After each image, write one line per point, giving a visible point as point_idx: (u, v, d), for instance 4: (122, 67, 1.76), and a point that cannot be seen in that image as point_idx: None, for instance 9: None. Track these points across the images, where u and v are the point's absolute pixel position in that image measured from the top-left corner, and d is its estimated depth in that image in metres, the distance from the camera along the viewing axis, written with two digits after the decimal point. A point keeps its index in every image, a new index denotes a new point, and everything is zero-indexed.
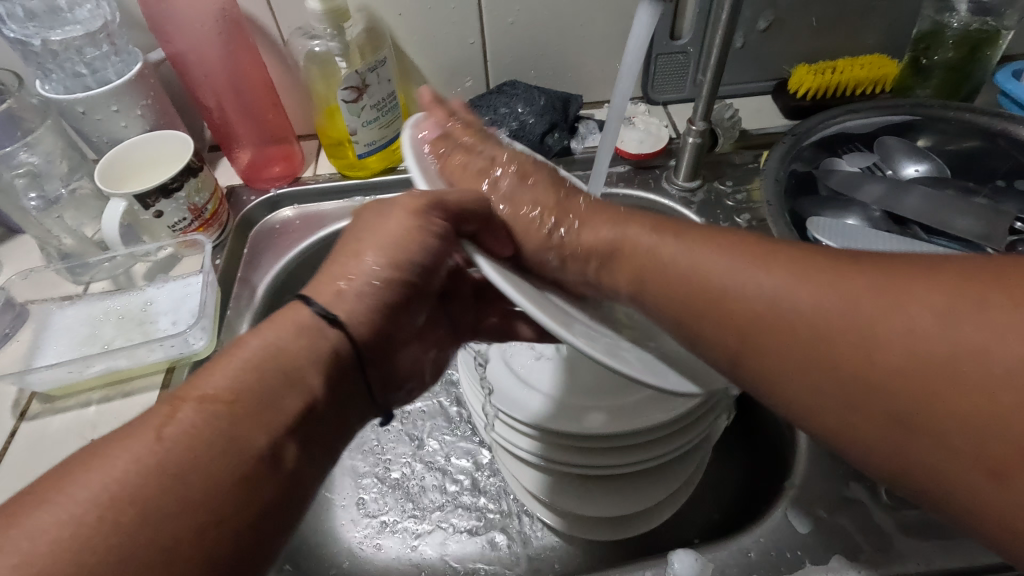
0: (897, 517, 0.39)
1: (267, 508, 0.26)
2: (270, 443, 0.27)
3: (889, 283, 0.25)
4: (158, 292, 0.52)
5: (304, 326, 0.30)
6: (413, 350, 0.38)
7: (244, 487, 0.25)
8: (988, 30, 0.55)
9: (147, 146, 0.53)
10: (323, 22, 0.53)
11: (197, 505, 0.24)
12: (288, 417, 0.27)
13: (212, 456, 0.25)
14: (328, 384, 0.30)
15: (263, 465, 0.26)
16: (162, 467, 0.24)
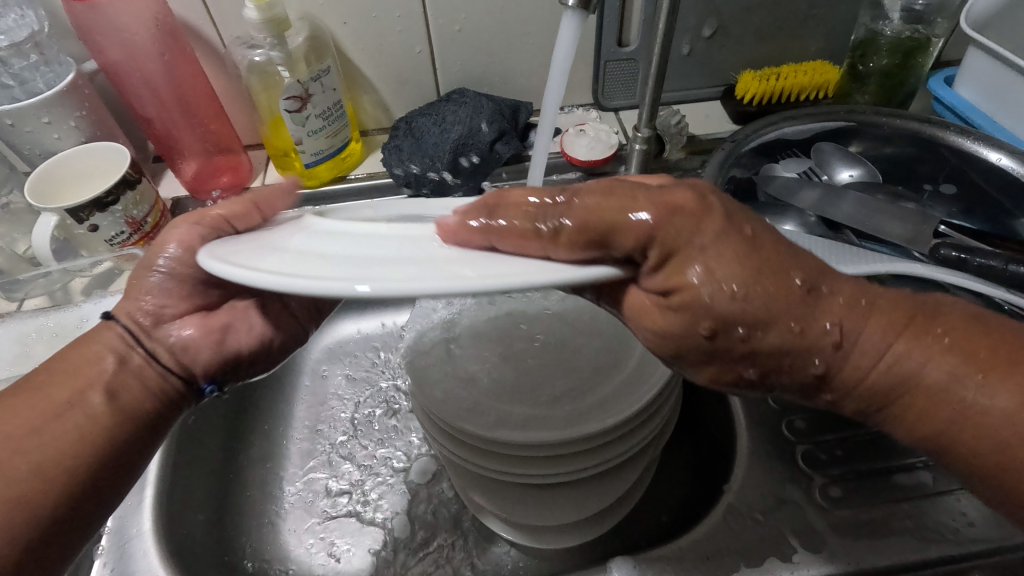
0: (830, 517, 0.39)
1: (104, 443, 0.33)
2: (72, 393, 0.33)
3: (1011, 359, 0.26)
4: (94, 308, 0.51)
5: (110, 335, 0.36)
6: (195, 318, 0.38)
7: (54, 419, 0.32)
8: (920, 38, 0.56)
9: (82, 159, 0.52)
10: (262, 32, 0.52)
11: (67, 428, 0.32)
12: (109, 378, 0.34)
13: (62, 412, 0.32)
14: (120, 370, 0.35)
15: (76, 403, 0.33)
16: (77, 438, 0.32)
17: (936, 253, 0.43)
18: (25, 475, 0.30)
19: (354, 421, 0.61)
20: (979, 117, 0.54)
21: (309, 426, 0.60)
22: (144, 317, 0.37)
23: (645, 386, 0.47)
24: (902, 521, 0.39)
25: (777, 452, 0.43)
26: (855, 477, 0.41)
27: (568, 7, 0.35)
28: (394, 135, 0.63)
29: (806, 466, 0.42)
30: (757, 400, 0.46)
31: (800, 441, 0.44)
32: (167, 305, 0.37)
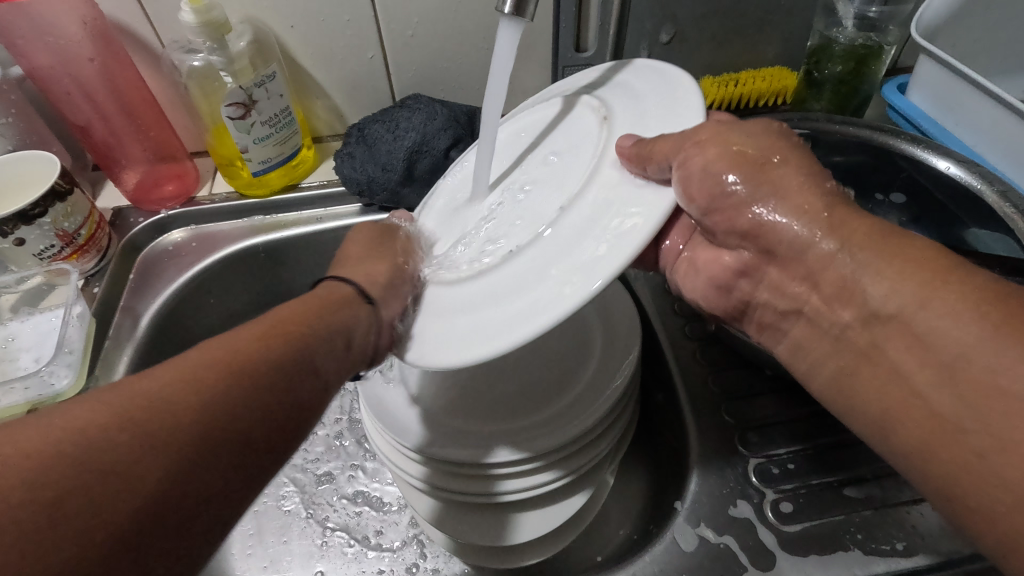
0: (780, 534, 0.39)
1: (269, 414, 0.28)
2: (310, 356, 0.32)
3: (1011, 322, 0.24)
4: (22, 326, 0.48)
5: None
6: None
7: (287, 370, 0.30)
8: (872, 46, 0.56)
9: (6, 169, 0.49)
10: (200, 35, 0.50)
11: (256, 375, 0.28)
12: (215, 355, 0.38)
13: (289, 361, 0.30)
14: None
15: (303, 369, 0.31)
16: (237, 372, 0.28)
17: None
18: (187, 419, 0.25)
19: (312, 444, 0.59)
20: (929, 124, 0.54)
21: None
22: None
23: (599, 400, 0.46)
24: (852, 536, 0.38)
25: (730, 466, 0.42)
26: (808, 491, 0.41)
27: (504, 13, 0.33)
28: (347, 141, 0.61)
29: (758, 480, 0.41)
30: (711, 413, 0.45)
31: (753, 454, 0.43)
32: None
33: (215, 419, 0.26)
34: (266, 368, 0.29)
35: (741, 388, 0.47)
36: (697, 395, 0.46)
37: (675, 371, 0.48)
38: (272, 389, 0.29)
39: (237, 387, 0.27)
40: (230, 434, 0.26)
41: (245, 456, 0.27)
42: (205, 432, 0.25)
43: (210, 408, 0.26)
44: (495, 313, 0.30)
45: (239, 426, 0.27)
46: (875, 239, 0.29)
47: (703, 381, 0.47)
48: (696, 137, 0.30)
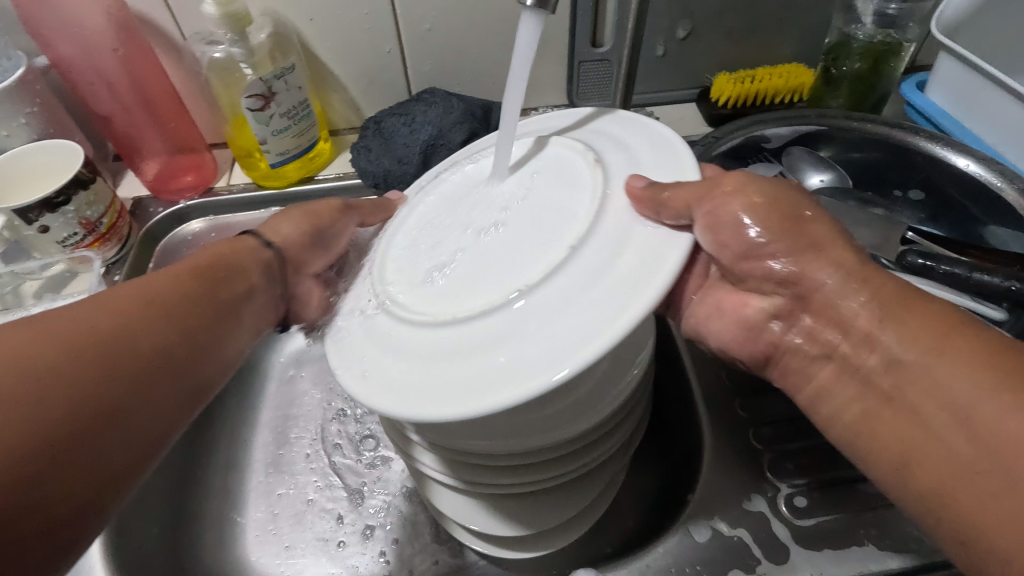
0: (794, 528, 0.39)
1: (147, 375, 0.30)
2: (174, 327, 0.33)
3: (959, 341, 0.27)
4: (45, 312, 0.49)
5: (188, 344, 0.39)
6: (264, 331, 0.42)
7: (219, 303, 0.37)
8: (892, 42, 0.56)
9: (31, 157, 0.50)
10: (221, 27, 0.50)
11: (184, 309, 0.34)
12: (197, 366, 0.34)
13: (201, 299, 0.36)
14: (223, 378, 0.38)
15: (182, 354, 0.33)
16: (147, 302, 0.32)
17: (903, 260, 0.41)
18: (89, 325, 0.29)
19: (323, 433, 0.58)
20: (948, 121, 0.54)
21: (276, 435, 0.58)
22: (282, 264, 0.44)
23: (613, 393, 0.46)
24: (866, 532, 0.38)
25: (744, 460, 0.43)
26: (821, 486, 0.41)
27: (527, 5, 0.34)
28: (363, 134, 0.62)
29: (772, 475, 0.42)
30: (724, 407, 0.45)
31: (767, 449, 0.43)
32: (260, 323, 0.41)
33: (112, 357, 0.29)
34: (144, 351, 0.31)
35: (754, 385, 0.46)
36: (711, 389, 0.47)
37: (688, 365, 0.48)
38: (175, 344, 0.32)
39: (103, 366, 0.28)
40: (62, 421, 0.26)
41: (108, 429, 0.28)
42: (51, 447, 0.25)
43: (112, 356, 0.29)
44: (444, 371, 0.28)
45: (114, 399, 0.28)
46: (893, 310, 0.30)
47: (717, 375, 0.47)
48: (724, 186, 0.32)
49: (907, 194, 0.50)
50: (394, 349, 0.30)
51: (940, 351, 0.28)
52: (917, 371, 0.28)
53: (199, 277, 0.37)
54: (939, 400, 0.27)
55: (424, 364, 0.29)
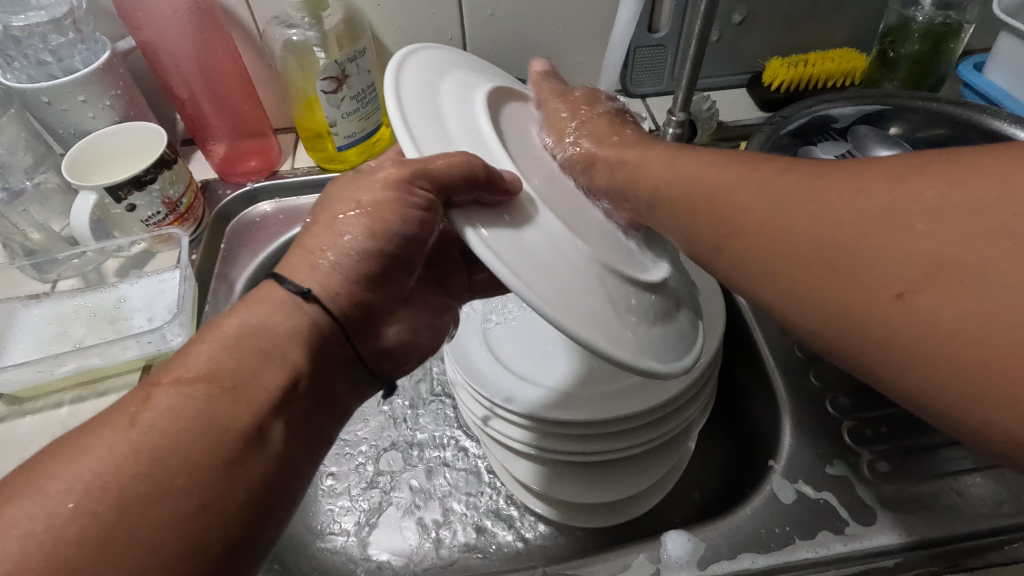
0: (879, 491, 0.40)
1: (262, 489, 0.26)
2: (254, 421, 0.26)
3: (980, 171, 0.21)
4: (132, 288, 0.51)
5: (276, 303, 0.30)
6: (400, 325, 0.36)
7: (231, 430, 0.25)
8: (951, 24, 0.57)
9: (118, 138, 0.51)
10: (300, 10, 0.52)
11: (207, 418, 0.25)
12: (267, 398, 0.27)
13: (241, 377, 0.27)
14: (307, 360, 0.29)
15: (250, 442, 0.26)
16: (184, 426, 0.25)
17: None
18: (162, 537, 0.22)
19: (392, 412, 0.60)
20: (1010, 101, 0.55)
21: (345, 413, 0.60)
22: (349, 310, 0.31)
23: (691, 365, 0.46)
24: (951, 494, 0.39)
25: (823, 428, 0.44)
26: (904, 451, 0.42)
27: None
28: None
29: (852, 441, 0.43)
30: (800, 379, 0.46)
31: (845, 418, 0.44)
32: (380, 300, 0.34)
33: (201, 494, 0.24)
34: (209, 454, 0.25)
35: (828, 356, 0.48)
36: (784, 362, 0.48)
37: (760, 340, 0.50)
38: (230, 461, 0.25)
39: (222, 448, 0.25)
40: (208, 484, 0.24)
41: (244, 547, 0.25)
42: (199, 503, 0.23)
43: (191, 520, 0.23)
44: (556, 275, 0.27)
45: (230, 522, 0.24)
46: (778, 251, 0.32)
47: (789, 350, 0.49)
48: None
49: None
50: (499, 230, 0.27)
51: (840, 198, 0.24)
52: (839, 205, 0.23)
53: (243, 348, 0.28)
54: (841, 243, 0.23)
55: (534, 263, 0.26)
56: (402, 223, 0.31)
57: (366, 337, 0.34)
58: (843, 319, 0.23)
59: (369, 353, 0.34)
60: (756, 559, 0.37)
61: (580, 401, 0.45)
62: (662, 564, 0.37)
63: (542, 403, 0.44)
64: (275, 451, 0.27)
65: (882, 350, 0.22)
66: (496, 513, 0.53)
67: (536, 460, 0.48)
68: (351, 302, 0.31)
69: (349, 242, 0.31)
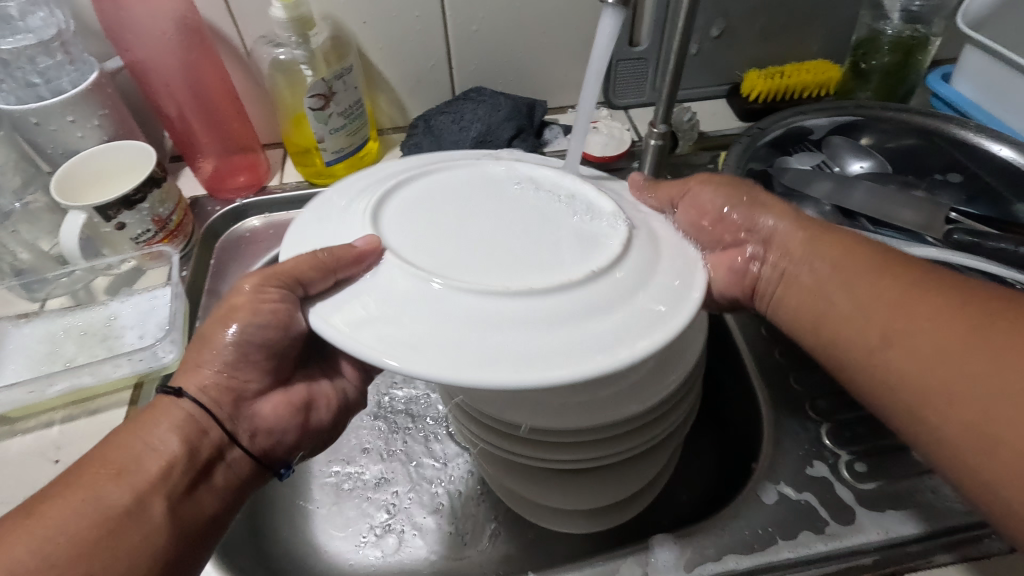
0: (857, 491, 0.41)
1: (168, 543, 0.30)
2: (134, 494, 0.30)
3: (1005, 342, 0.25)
4: (123, 306, 0.51)
5: (166, 408, 0.34)
6: (276, 399, 0.40)
7: (124, 515, 0.29)
8: (919, 37, 0.59)
9: (107, 157, 0.52)
10: (288, 30, 0.53)
11: (99, 513, 0.28)
12: (154, 474, 0.31)
13: (89, 497, 0.29)
14: (186, 446, 0.33)
15: (134, 513, 0.29)
16: (83, 507, 0.28)
17: (950, 237, 0.45)
18: None
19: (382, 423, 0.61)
20: (976, 110, 0.57)
21: None
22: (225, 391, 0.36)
23: (673, 372, 0.48)
24: (926, 493, 0.41)
25: (804, 431, 0.45)
26: (880, 451, 0.43)
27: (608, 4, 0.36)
28: (412, 133, 0.64)
29: (831, 443, 0.44)
30: (781, 383, 0.48)
31: (824, 420, 0.45)
32: (255, 382, 0.38)
33: (104, 562, 0.27)
34: (96, 524, 0.28)
35: (807, 360, 0.49)
36: (765, 367, 0.49)
37: (743, 346, 0.51)
38: (108, 544, 0.28)
39: (106, 517, 0.28)
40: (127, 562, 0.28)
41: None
42: (95, 570, 0.27)
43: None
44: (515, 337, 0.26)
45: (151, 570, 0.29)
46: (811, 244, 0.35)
47: (770, 354, 0.50)
48: (693, 180, 0.40)
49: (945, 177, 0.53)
50: (334, 305, 0.29)
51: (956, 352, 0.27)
52: (883, 367, 0.29)
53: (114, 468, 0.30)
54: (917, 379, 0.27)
55: (446, 348, 0.26)
56: (271, 329, 0.36)
57: (244, 423, 0.38)
58: (880, 408, 0.30)
59: (251, 442, 0.38)
60: (740, 561, 0.38)
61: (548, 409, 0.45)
62: (651, 567, 0.39)
63: (500, 408, 0.46)
64: (182, 525, 0.31)
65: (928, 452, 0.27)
66: (487, 521, 0.53)
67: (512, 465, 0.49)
68: (228, 390, 0.36)
69: (218, 351, 0.36)
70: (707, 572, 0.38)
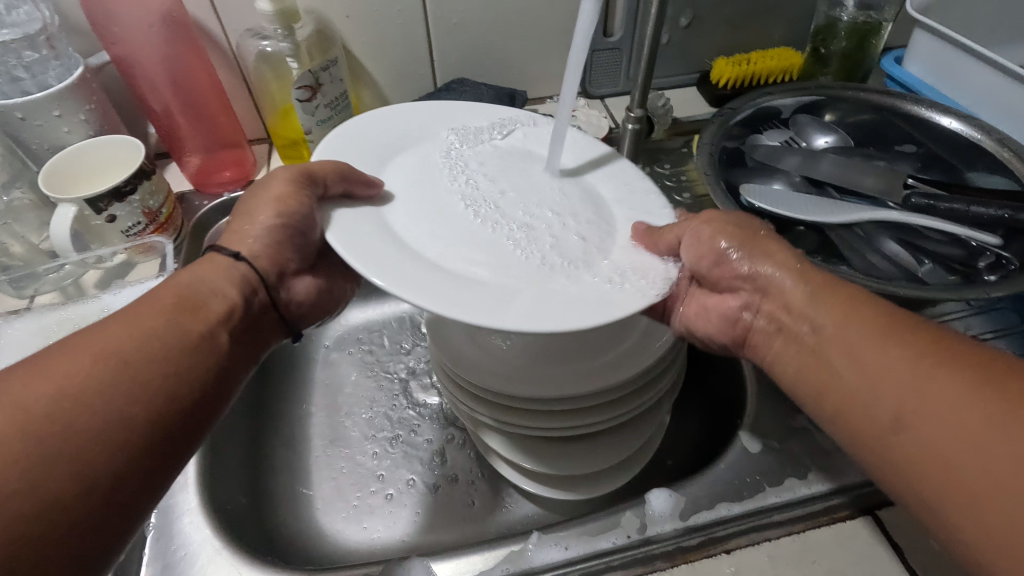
0: (836, 438, 0.44)
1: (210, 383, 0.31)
2: (206, 327, 0.32)
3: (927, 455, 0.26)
4: (115, 298, 0.51)
5: (222, 264, 0.37)
6: (307, 279, 0.43)
7: (194, 346, 0.31)
8: (872, 23, 0.63)
9: (95, 151, 0.52)
10: (273, 22, 0.54)
11: (171, 359, 0.30)
12: (217, 312, 0.34)
13: (152, 333, 0.30)
14: (243, 297, 0.36)
15: (202, 338, 0.32)
16: (104, 359, 0.28)
17: (909, 202, 0.47)
18: (93, 439, 0.26)
19: (377, 408, 0.62)
20: (926, 90, 0.61)
21: (331, 414, 0.61)
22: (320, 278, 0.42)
23: (660, 339, 0.51)
24: None
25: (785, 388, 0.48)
26: None
27: None
28: None
29: None
30: None
31: None
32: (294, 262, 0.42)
33: (128, 412, 0.27)
34: (164, 354, 0.30)
35: None
36: None
37: None
38: (166, 368, 0.30)
39: (186, 337, 0.31)
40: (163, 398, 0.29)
41: (187, 441, 0.30)
42: (136, 399, 0.28)
43: (148, 410, 0.28)
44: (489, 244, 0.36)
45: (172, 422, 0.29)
46: (891, 335, 0.29)
47: None
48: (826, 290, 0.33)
49: (900, 148, 0.56)
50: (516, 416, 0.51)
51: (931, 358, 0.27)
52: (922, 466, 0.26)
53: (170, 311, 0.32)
54: (941, 414, 0.26)
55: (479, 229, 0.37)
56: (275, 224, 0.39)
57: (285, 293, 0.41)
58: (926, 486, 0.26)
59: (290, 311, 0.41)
60: (732, 507, 0.41)
61: (533, 378, 0.49)
62: (649, 519, 0.41)
63: (489, 379, 0.49)
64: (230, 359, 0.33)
65: (900, 472, 0.27)
66: (490, 495, 0.55)
67: (511, 437, 0.51)
68: (274, 263, 0.40)
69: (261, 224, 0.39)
70: (702, 519, 0.40)
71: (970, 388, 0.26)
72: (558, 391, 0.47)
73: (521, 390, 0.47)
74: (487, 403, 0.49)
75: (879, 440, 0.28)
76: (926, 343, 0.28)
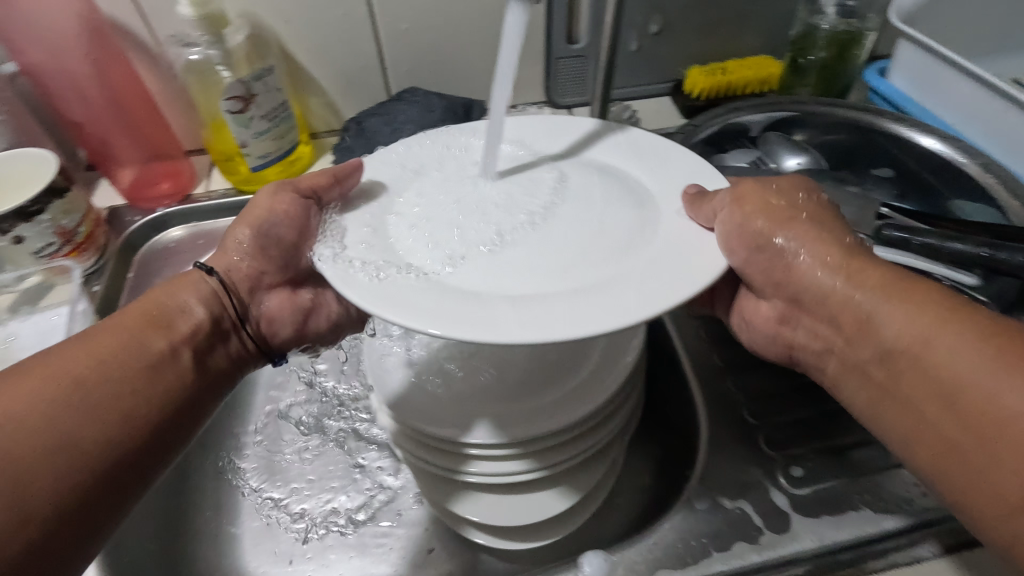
0: (791, 496, 0.40)
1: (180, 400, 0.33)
2: (168, 344, 0.33)
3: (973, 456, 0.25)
4: (22, 325, 0.48)
5: (193, 281, 0.38)
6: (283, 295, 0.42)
7: (153, 369, 0.32)
8: (853, 32, 0.59)
9: (4, 167, 0.48)
10: (198, 28, 0.50)
11: (130, 378, 0.31)
12: (182, 331, 0.35)
13: (128, 350, 0.31)
14: (210, 315, 0.37)
15: (167, 358, 0.33)
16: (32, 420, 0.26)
17: (880, 234, 0.43)
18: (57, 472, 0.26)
19: (317, 440, 0.58)
20: (910, 105, 0.57)
21: (267, 445, 0.58)
22: (240, 280, 0.40)
23: (610, 376, 0.47)
24: (861, 496, 0.39)
25: (740, 436, 0.44)
26: (816, 454, 0.42)
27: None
28: (345, 136, 0.61)
29: (768, 448, 0.43)
30: (718, 386, 0.47)
31: (761, 423, 0.44)
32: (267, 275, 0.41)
33: (82, 444, 0.28)
34: (135, 370, 0.31)
35: (742, 360, 0.48)
36: (702, 368, 0.48)
37: (679, 348, 0.50)
38: (123, 381, 0.30)
39: (145, 362, 0.32)
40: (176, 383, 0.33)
41: (116, 489, 0.29)
42: (69, 448, 0.27)
43: (114, 428, 0.29)
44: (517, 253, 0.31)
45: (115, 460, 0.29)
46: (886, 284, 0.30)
47: (706, 356, 0.49)
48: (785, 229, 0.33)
49: (877, 171, 0.52)
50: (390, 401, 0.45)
51: (905, 301, 0.29)
52: (999, 476, 0.24)
53: (143, 321, 0.33)
54: (936, 367, 0.27)
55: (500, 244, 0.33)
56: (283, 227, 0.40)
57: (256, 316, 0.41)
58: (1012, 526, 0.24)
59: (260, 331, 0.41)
60: (672, 575, 0.37)
61: (484, 412, 0.45)
62: None
63: (442, 420, 0.44)
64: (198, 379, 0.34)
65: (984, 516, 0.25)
66: (428, 540, 0.51)
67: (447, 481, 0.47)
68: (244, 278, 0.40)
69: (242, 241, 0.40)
70: None
71: (987, 347, 0.25)
72: (511, 433, 0.43)
73: (475, 427, 0.43)
74: (435, 447, 0.44)
75: (967, 432, 0.25)
76: (951, 315, 0.27)
